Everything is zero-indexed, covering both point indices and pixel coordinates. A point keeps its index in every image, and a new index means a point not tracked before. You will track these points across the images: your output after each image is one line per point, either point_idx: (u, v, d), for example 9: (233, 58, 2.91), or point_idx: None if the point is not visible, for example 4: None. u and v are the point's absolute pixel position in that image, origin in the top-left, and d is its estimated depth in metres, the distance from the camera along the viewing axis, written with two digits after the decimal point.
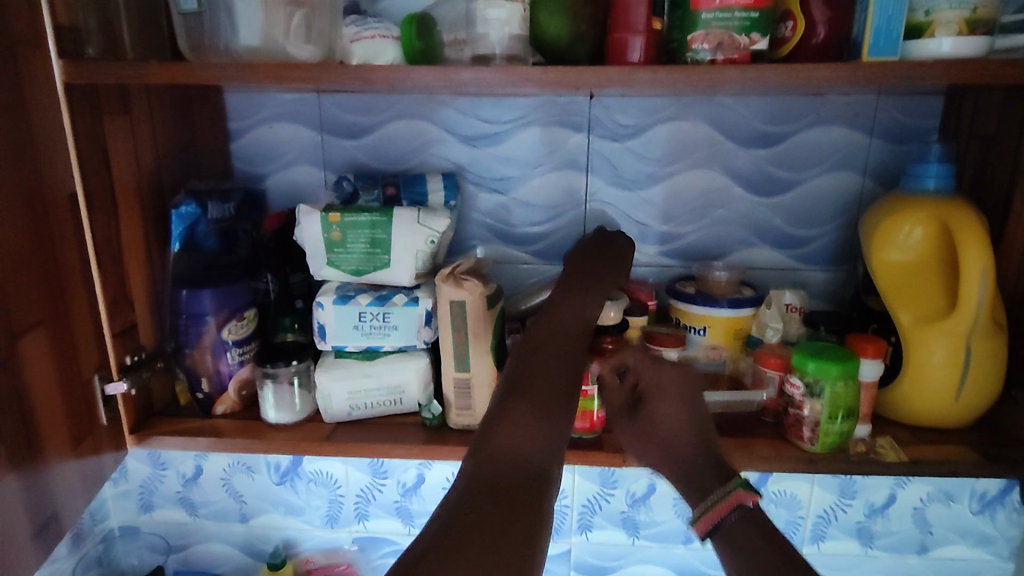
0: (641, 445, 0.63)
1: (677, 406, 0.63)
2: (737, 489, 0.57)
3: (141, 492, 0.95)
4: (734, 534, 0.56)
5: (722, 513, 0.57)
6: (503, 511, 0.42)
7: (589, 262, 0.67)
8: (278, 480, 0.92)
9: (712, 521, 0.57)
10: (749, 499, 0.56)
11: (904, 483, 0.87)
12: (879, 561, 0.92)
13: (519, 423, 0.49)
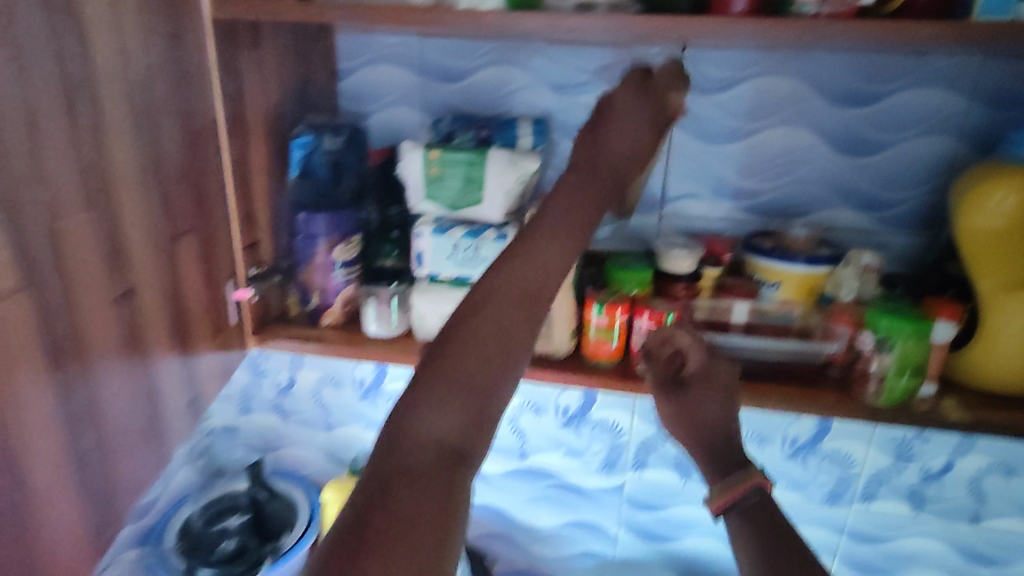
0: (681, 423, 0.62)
1: (721, 399, 0.61)
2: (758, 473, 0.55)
3: (241, 397, 1.06)
4: (750, 515, 0.52)
5: (740, 492, 0.54)
6: (407, 515, 0.34)
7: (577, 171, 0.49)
8: (361, 396, 1.03)
9: (726, 502, 0.54)
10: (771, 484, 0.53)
11: (964, 452, 0.88)
12: (927, 525, 0.94)
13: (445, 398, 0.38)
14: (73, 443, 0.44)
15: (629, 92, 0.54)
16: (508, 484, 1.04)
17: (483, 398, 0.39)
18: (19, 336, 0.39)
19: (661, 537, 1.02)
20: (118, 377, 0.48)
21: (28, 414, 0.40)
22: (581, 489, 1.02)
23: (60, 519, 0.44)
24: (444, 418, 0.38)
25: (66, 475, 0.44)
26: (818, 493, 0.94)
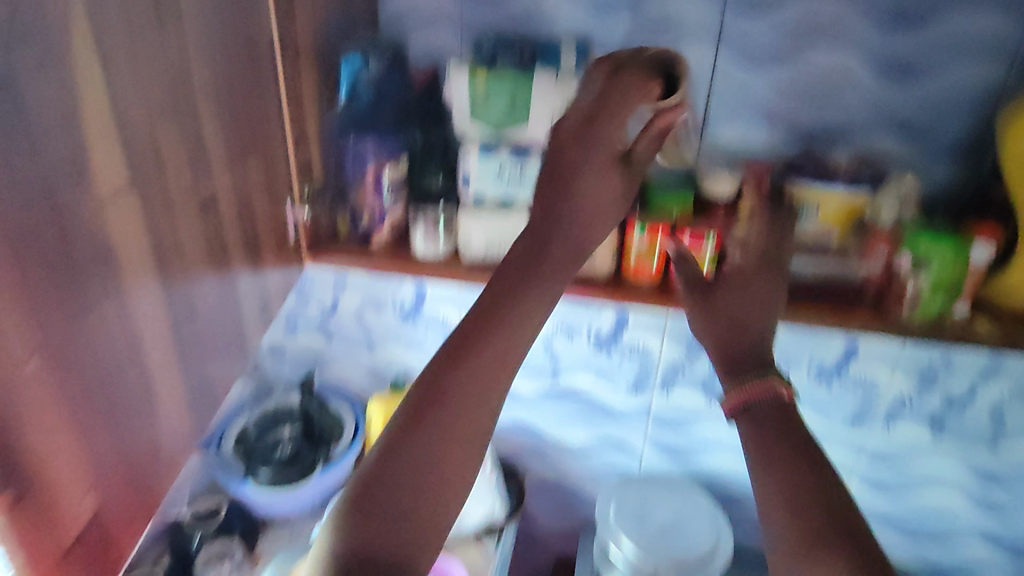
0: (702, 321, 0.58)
1: (755, 303, 0.57)
2: (775, 377, 0.51)
3: (288, 317, 1.11)
4: (762, 419, 0.50)
5: (755, 395, 0.51)
6: None
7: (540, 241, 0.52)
8: (402, 318, 1.08)
9: (741, 401, 0.51)
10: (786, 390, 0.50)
11: (988, 380, 0.90)
12: (945, 448, 0.97)
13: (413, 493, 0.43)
14: (172, 335, 0.49)
15: (579, 151, 0.55)
16: (541, 403, 1.09)
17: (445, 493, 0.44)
18: (129, 234, 0.43)
19: (684, 454, 1.08)
20: (202, 286, 0.52)
21: (138, 303, 0.45)
22: (610, 409, 1.07)
23: (165, 399, 0.50)
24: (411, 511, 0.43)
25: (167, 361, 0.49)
26: (840, 416, 0.98)
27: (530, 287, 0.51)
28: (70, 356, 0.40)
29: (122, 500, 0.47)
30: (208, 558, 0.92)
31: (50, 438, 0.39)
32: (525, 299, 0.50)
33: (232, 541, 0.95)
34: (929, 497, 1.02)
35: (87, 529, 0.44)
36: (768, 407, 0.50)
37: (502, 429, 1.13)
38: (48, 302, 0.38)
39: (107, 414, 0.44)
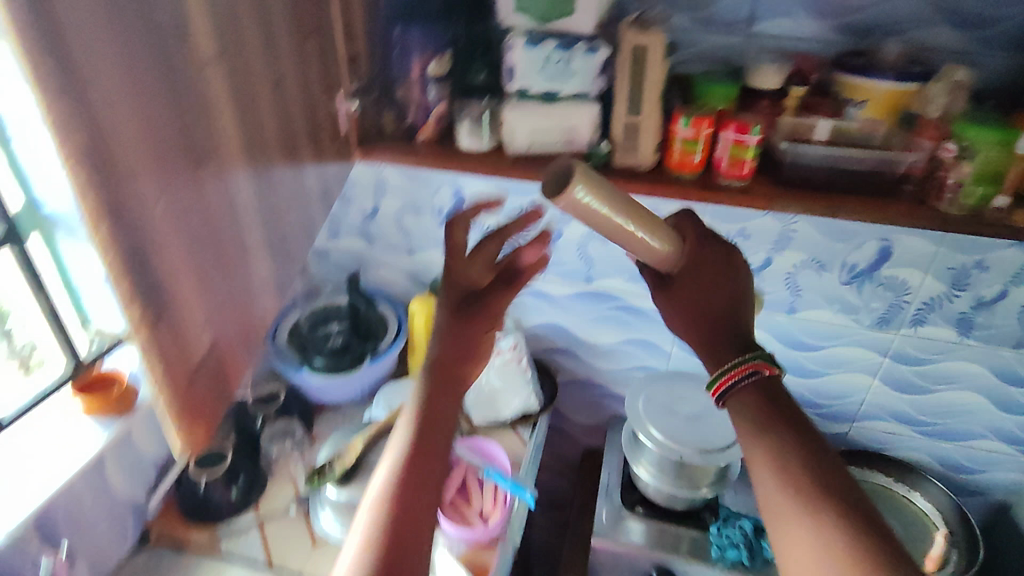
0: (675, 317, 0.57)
1: (712, 282, 0.55)
2: (754, 359, 0.50)
3: (332, 222, 1.15)
4: (746, 400, 0.49)
5: (736, 375, 0.49)
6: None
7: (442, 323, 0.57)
8: (440, 223, 1.11)
9: (725, 385, 0.50)
10: (766, 368, 0.49)
11: (1020, 281, 0.91)
12: (970, 349, 1.00)
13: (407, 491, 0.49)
14: (260, 208, 0.55)
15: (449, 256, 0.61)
16: (574, 305, 1.14)
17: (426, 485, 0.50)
18: (224, 107, 0.48)
19: None
20: (269, 165, 0.56)
21: (233, 173, 0.50)
22: (642, 311, 1.11)
23: (261, 261, 0.57)
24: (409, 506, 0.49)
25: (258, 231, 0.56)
26: (868, 318, 1.01)
27: (430, 451, 0.51)
28: (189, 205, 0.46)
29: (230, 350, 0.55)
30: (272, 436, 1.02)
31: (179, 280, 0.47)
32: (447, 399, 0.55)
33: (292, 421, 1.04)
34: (949, 396, 1.05)
35: (208, 369, 0.52)
36: (752, 390, 0.49)
37: (536, 330, 1.19)
38: (172, 159, 0.44)
39: (221, 263, 0.51)
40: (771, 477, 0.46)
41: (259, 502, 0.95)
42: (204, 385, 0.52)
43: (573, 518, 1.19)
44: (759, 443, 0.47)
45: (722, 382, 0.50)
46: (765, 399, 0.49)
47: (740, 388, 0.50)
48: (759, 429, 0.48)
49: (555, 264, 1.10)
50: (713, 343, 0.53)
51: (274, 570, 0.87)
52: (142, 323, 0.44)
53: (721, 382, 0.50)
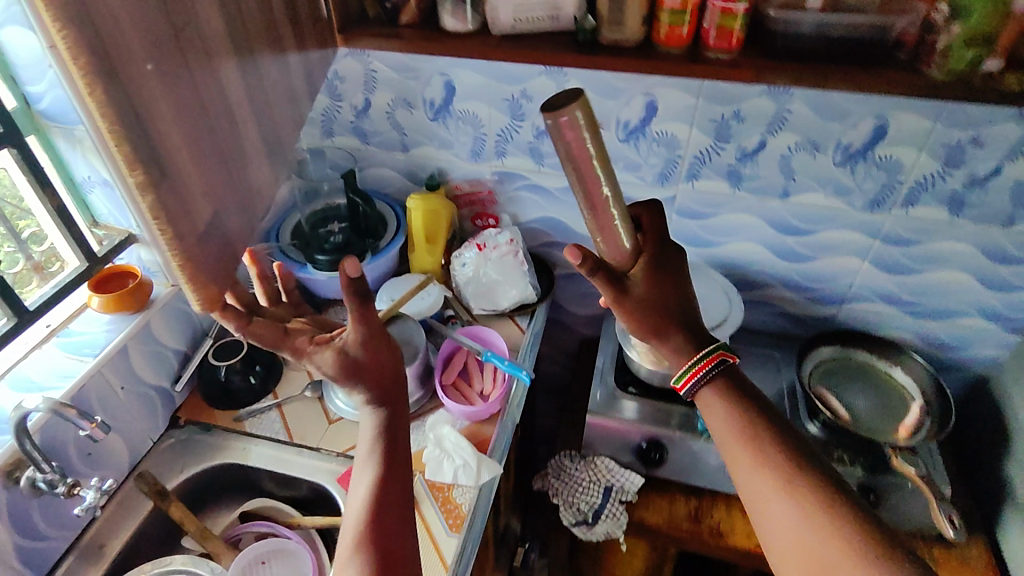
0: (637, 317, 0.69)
1: (665, 286, 0.71)
2: (720, 349, 0.71)
3: (324, 120, 1.15)
4: (720, 384, 0.71)
5: (709, 368, 0.70)
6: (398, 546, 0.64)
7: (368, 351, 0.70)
8: (432, 117, 1.10)
9: (701, 376, 0.70)
10: (729, 356, 0.71)
11: (1015, 157, 0.91)
12: (961, 230, 1.01)
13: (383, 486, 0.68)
14: (246, 98, 0.56)
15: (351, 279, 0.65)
16: (569, 197, 1.15)
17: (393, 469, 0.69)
18: (206, 2, 0.50)
19: (705, 242, 1.15)
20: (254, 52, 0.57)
21: (221, 68, 0.52)
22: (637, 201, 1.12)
23: (252, 154, 0.58)
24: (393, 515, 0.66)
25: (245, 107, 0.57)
26: (860, 200, 1.02)
27: (390, 431, 0.72)
28: (181, 85, 0.47)
29: (231, 230, 0.56)
30: None
31: (186, 167, 0.48)
32: (400, 444, 0.73)
33: None
34: (937, 276, 1.07)
35: (212, 239, 0.53)
36: (721, 377, 0.71)
37: (534, 224, 1.21)
38: (167, 53, 0.46)
39: (216, 151, 0.52)
40: (748, 446, 0.67)
41: (278, 387, 1.01)
42: (212, 255, 0.53)
43: (571, 400, 1.26)
44: (733, 424, 0.69)
45: (693, 376, 0.70)
46: (728, 381, 0.71)
47: (707, 383, 0.70)
48: (735, 418, 0.69)
49: (549, 155, 1.10)
50: (668, 325, 0.70)
51: (294, 445, 0.95)
52: (149, 187, 0.44)
53: (692, 377, 0.70)
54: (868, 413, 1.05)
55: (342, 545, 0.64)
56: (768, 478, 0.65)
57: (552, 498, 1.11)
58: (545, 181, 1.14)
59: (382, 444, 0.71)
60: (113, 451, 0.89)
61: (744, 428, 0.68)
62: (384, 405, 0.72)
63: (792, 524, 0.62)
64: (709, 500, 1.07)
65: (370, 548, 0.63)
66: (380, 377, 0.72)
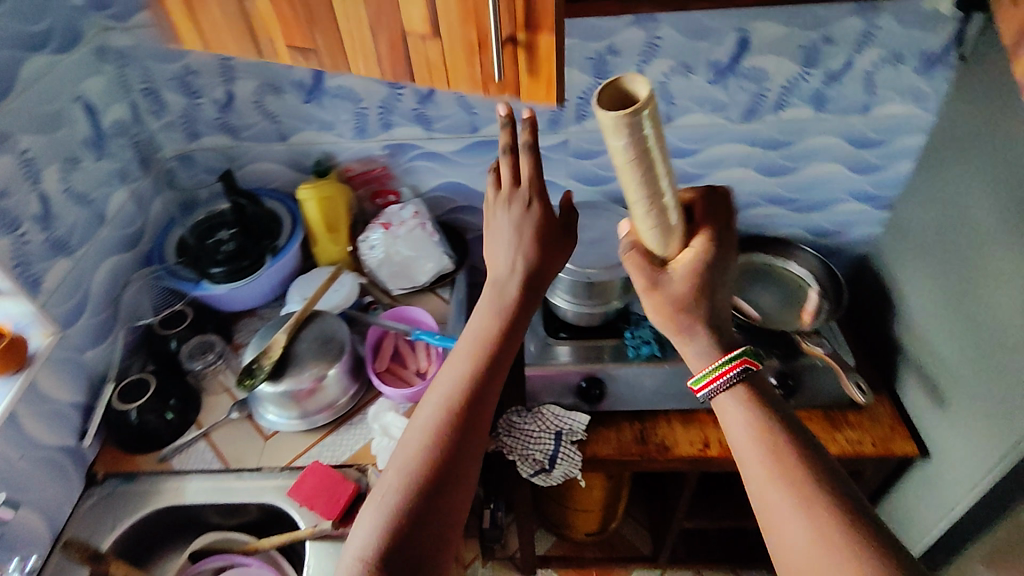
0: (660, 307, 0.65)
1: (716, 286, 0.65)
2: (742, 358, 0.63)
3: (185, 121, 1.05)
4: (738, 394, 0.62)
5: (729, 375, 0.62)
6: (470, 443, 0.63)
7: (551, 246, 0.74)
8: (306, 99, 1.03)
9: (720, 387, 0.63)
10: (751, 365, 0.63)
11: (861, 49, 0.99)
12: (827, 124, 1.08)
13: (465, 373, 0.67)
14: None
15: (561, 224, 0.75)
16: (465, 158, 1.12)
17: (491, 363, 0.67)
18: None
19: (604, 179, 1.17)
20: None
21: None
22: None
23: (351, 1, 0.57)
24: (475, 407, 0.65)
25: (400, 42, 0.59)
26: (736, 112, 1.07)
27: (510, 322, 0.70)
28: None
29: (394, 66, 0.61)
30: (192, 351, 0.99)
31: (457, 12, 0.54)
32: (512, 333, 0.70)
33: (208, 335, 1.01)
34: (815, 171, 1.15)
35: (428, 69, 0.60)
36: (740, 387, 0.62)
37: (436, 192, 1.18)
38: None
39: None
40: (776, 481, 0.57)
41: (200, 416, 0.95)
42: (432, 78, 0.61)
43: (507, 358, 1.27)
44: (752, 444, 0.59)
45: (714, 379, 0.62)
46: (750, 395, 0.62)
47: (724, 391, 0.63)
48: (762, 440, 0.59)
49: (436, 119, 1.07)
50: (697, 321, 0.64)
51: (233, 470, 0.90)
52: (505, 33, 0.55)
53: (713, 379, 0.62)
54: (774, 307, 1.14)
55: (416, 424, 0.64)
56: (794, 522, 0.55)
57: (507, 456, 1.10)
58: (443, 147, 1.10)
59: (500, 330, 0.69)
60: (30, 527, 0.81)
61: (767, 456, 0.58)
62: (529, 292, 0.71)
63: (814, 570, 0.52)
64: (652, 420, 1.12)
65: (451, 425, 0.63)
66: (540, 260, 0.73)
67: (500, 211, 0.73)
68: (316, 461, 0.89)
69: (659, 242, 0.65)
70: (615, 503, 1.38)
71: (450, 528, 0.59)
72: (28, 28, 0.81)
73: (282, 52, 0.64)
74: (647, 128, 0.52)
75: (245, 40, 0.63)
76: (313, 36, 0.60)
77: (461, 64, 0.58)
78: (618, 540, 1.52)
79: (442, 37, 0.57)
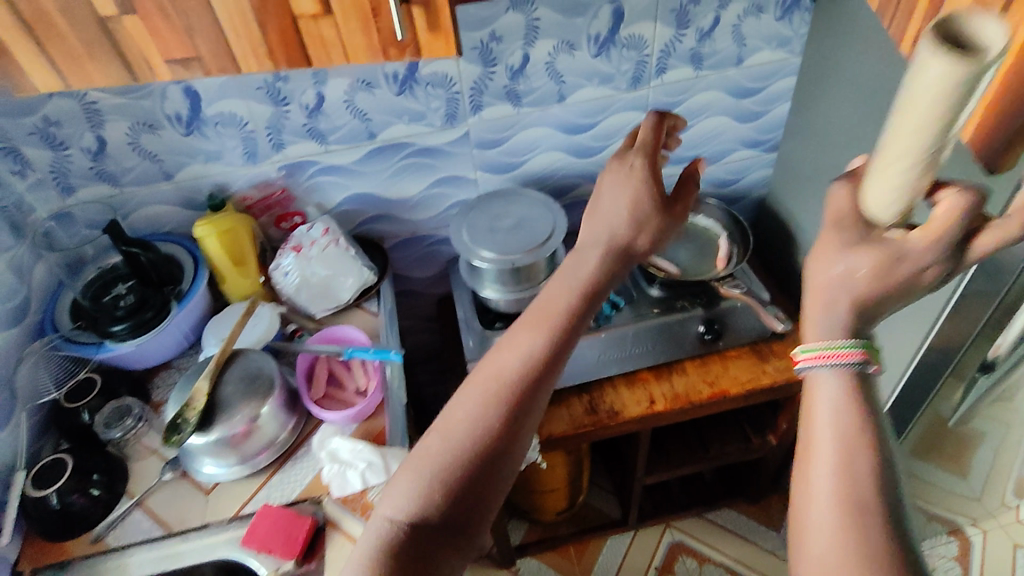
0: (844, 265, 0.56)
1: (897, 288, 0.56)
2: (864, 349, 0.57)
3: (55, 175, 0.97)
4: (841, 377, 0.57)
5: (842, 359, 0.56)
6: (523, 419, 0.62)
7: (655, 213, 0.72)
8: (186, 131, 0.98)
9: (830, 360, 0.57)
10: (869, 364, 0.57)
11: (725, 5, 1.04)
12: (708, 80, 1.13)
13: (528, 344, 0.65)
14: None
15: (671, 201, 0.73)
16: (367, 167, 1.10)
17: (558, 341, 0.65)
18: None
19: (510, 165, 1.17)
20: None
21: None
22: (433, 149, 1.11)
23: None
24: (534, 384, 0.63)
25: (290, 30, 0.60)
26: (623, 82, 1.10)
27: (581, 304, 0.68)
28: None
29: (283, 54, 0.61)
30: (108, 419, 0.92)
31: None
32: (581, 316, 0.68)
33: (124, 398, 0.94)
34: (706, 126, 1.20)
35: (326, 47, 0.62)
36: (847, 371, 0.56)
37: (345, 206, 1.15)
38: None
39: None
40: (833, 476, 0.54)
41: (131, 485, 0.89)
42: (329, 56, 0.63)
43: (447, 358, 1.26)
44: (832, 430, 0.55)
45: (819, 356, 0.57)
46: (854, 385, 0.56)
47: (837, 370, 0.57)
48: (844, 425, 0.55)
49: (329, 131, 1.03)
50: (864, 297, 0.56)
51: (178, 533, 0.84)
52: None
53: (820, 355, 0.57)
54: (689, 260, 1.19)
55: (467, 393, 0.64)
56: (827, 531, 0.52)
57: None
58: (343, 158, 1.07)
59: (573, 308, 0.67)
60: None
61: (840, 450, 0.55)
62: (609, 264, 0.70)
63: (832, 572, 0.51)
64: (598, 389, 1.14)
65: (511, 400, 0.62)
66: (642, 220, 0.71)
67: (615, 170, 0.74)
68: (267, 503, 0.85)
69: (880, 201, 0.54)
70: (578, 477, 1.40)
71: (487, 498, 0.60)
72: None
73: (166, 74, 0.61)
74: (977, 81, 0.43)
75: (119, 68, 0.60)
76: (193, 44, 0.59)
77: (356, 35, 0.61)
78: (588, 511, 1.56)
79: (334, 11, 0.59)
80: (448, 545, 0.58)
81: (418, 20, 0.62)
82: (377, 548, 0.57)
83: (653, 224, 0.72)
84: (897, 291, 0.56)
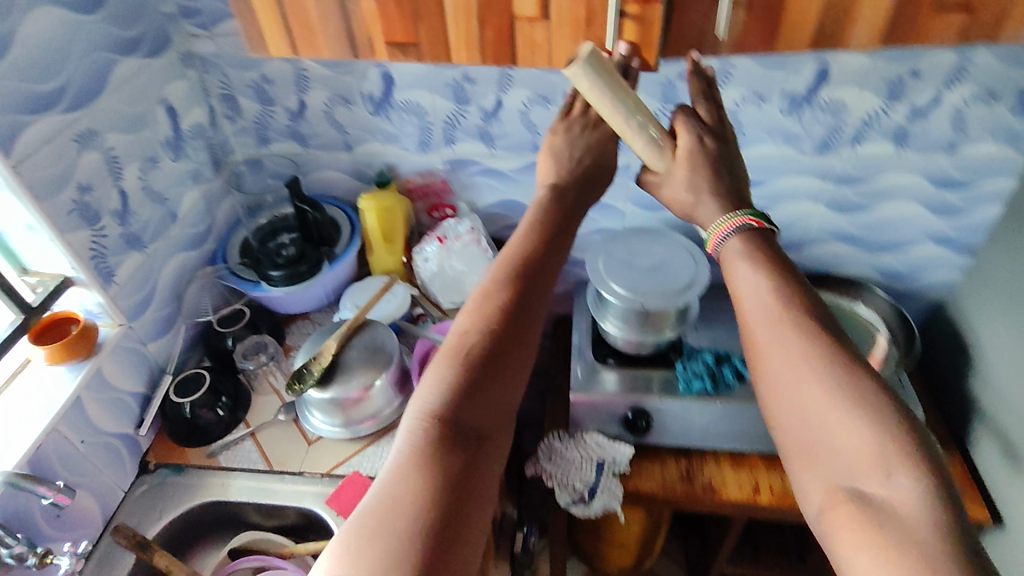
0: (689, 169, 0.68)
1: (719, 167, 0.69)
2: (744, 216, 0.66)
3: (258, 127, 1.09)
4: (745, 248, 0.65)
5: (728, 231, 0.66)
6: (534, 295, 0.67)
7: (600, 146, 0.77)
8: (374, 111, 1.05)
9: (725, 234, 0.66)
10: (751, 220, 0.66)
11: (952, 84, 0.93)
12: (907, 161, 1.03)
13: (523, 236, 0.71)
14: None
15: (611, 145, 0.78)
16: (524, 178, 1.12)
17: (556, 235, 0.71)
18: None
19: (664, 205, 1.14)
20: None
21: None
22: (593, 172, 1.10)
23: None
24: (536, 263, 0.69)
25: (506, 29, 0.62)
26: (809, 144, 1.03)
27: (565, 206, 0.74)
28: None
29: (489, 50, 0.64)
30: (246, 351, 1.01)
31: None
32: (570, 215, 0.74)
33: (262, 336, 1.03)
34: (889, 209, 1.09)
35: (533, 47, 0.63)
36: (738, 239, 0.66)
37: (493, 209, 1.17)
38: None
39: None
40: (789, 344, 0.59)
41: (249, 415, 0.97)
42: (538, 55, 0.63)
43: (552, 379, 1.24)
44: (765, 307, 0.62)
45: (717, 238, 0.67)
46: (754, 246, 0.65)
47: (739, 242, 0.66)
48: (772, 300, 0.62)
49: (500, 136, 1.06)
50: (716, 183, 0.68)
51: (275, 472, 0.91)
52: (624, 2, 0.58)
53: (723, 231, 0.66)
54: None
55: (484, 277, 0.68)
56: (793, 366, 0.58)
57: (546, 481, 1.09)
58: (507, 164, 1.10)
59: (562, 210, 0.73)
60: (85, 511, 0.83)
61: (779, 320, 0.61)
62: (590, 180, 0.77)
63: (798, 398, 0.58)
64: (698, 457, 1.08)
65: (514, 280, 0.66)
66: (596, 156, 0.77)
67: (558, 134, 0.78)
68: (357, 472, 0.89)
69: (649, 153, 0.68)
70: (652, 540, 1.33)
71: (514, 382, 0.63)
72: (126, 32, 0.87)
73: (380, 48, 0.66)
74: (599, 69, 0.60)
75: (343, 40, 0.66)
76: (416, 30, 0.64)
77: (565, 40, 0.62)
78: None
79: (550, 17, 0.60)
80: (495, 412, 0.61)
81: (632, 36, 0.60)
82: (423, 433, 0.57)
83: (600, 155, 0.77)
84: (720, 165, 0.69)
